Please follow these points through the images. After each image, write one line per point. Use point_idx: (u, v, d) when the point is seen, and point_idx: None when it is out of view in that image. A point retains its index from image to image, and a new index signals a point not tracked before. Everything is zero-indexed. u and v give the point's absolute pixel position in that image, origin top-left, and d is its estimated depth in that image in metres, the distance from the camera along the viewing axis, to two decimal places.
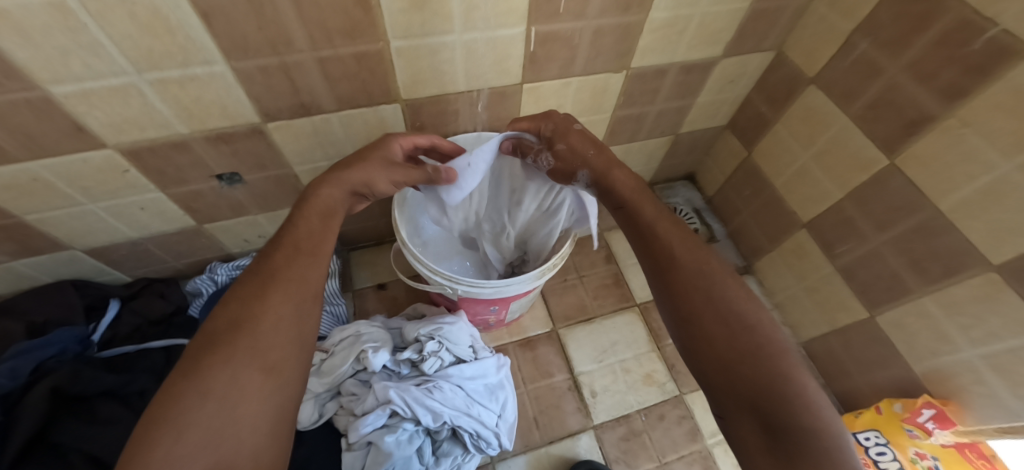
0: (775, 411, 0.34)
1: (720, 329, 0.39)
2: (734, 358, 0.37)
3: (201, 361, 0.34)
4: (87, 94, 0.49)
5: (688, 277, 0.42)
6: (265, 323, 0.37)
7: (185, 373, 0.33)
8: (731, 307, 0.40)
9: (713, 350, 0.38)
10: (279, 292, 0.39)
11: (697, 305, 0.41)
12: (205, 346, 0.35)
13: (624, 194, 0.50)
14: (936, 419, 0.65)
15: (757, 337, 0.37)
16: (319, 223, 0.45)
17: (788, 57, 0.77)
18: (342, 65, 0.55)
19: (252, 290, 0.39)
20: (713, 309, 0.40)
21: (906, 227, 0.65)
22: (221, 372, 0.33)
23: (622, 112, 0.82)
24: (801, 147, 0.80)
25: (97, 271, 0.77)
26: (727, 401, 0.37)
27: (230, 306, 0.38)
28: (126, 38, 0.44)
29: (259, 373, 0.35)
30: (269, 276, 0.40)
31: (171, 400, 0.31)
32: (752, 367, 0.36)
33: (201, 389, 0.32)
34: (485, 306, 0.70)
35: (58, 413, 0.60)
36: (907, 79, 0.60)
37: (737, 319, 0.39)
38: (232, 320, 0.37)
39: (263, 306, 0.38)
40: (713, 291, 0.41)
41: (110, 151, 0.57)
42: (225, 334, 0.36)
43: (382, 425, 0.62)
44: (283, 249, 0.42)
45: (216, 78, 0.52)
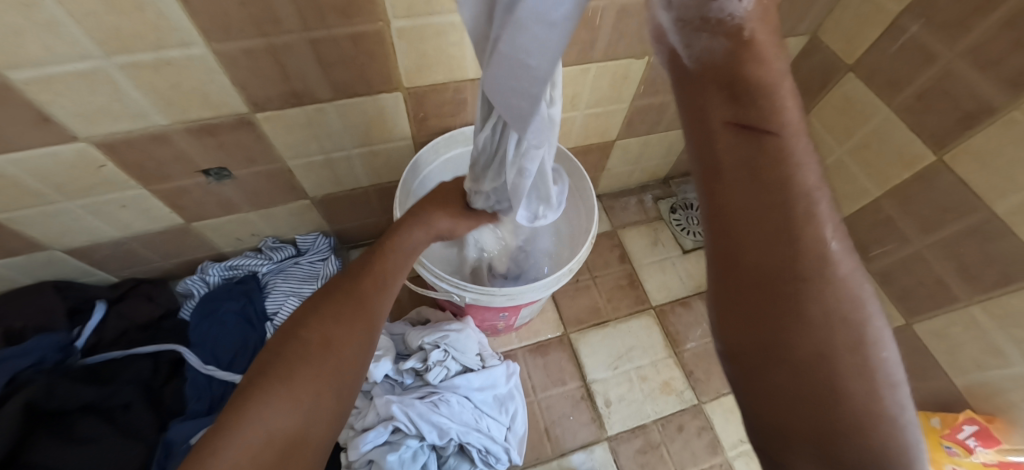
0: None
1: (847, 378, 0.21)
2: (827, 399, 0.22)
3: (293, 371, 0.35)
4: (50, 80, 0.43)
5: (804, 286, 0.21)
6: (349, 349, 0.38)
7: (275, 378, 0.34)
8: (866, 346, 0.21)
9: (813, 403, 0.22)
10: (365, 320, 0.41)
11: (817, 336, 0.21)
12: (297, 357, 0.36)
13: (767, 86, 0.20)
14: (979, 437, 0.60)
15: (863, 368, 0.21)
16: (402, 259, 0.48)
17: (825, 42, 0.70)
18: (337, 48, 0.49)
19: (345, 309, 0.40)
20: (846, 353, 0.21)
21: (955, 230, 0.59)
22: (309, 389, 0.34)
23: (642, 102, 0.76)
24: (836, 141, 0.74)
25: (81, 272, 0.72)
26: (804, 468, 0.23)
27: (320, 320, 0.39)
28: (89, 16, 0.38)
29: (335, 404, 0.36)
30: (358, 300, 0.41)
31: (262, 406, 0.32)
32: (871, 441, 0.21)
33: (290, 403, 0.33)
34: (494, 312, 0.65)
35: (33, 430, 0.56)
36: (965, 65, 0.54)
37: (844, 338, 0.21)
38: (326, 336, 0.38)
39: (350, 330, 0.39)
40: (825, 293, 0.21)
41: (82, 144, 0.51)
42: (317, 348, 0.37)
43: (384, 442, 0.58)
44: (372, 276, 0.44)
45: (196, 63, 0.46)
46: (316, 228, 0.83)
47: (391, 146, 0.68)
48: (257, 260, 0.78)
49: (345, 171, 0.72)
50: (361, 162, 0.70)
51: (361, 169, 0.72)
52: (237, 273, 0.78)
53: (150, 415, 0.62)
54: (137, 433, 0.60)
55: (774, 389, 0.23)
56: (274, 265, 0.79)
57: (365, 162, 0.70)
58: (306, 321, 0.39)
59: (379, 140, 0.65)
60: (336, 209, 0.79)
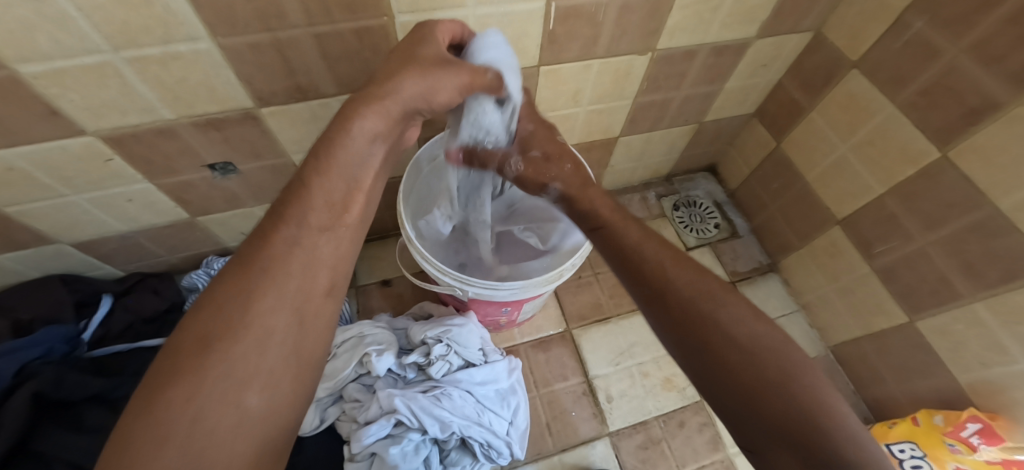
0: (818, 447, 0.27)
1: (737, 351, 0.32)
2: (749, 377, 0.31)
3: (158, 392, 0.27)
4: (59, 74, 0.44)
5: (686, 298, 0.36)
6: (248, 337, 0.31)
7: (134, 408, 0.26)
8: (744, 323, 0.34)
9: (730, 371, 0.31)
10: (272, 297, 0.33)
11: (712, 321, 0.34)
12: (168, 370, 0.28)
13: (602, 217, 0.47)
14: (982, 435, 0.60)
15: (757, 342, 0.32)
16: (338, 186, 0.38)
17: (829, 38, 0.70)
18: (342, 43, 0.50)
19: (235, 293, 0.32)
20: (734, 329, 0.33)
21: (959, 227, 0.59)
22: (184, 407, 0.27)
23: (645, 98, 0.76)
24: (839, 138, 0.74)
25: (88, 265, 0.72)
26: (761, 437, 0.30)
27: (211, 312, 0.31)
28: (98, 10, 0.39)
29: (235, 410, 0.29)
30: (263, 268, 0.33)
31: (121, 444, 0.25)
32: (779, 389, 0.30)
33: (158, 431, 0.25)
34: (497, 307, 0.65)
35: (42, 418, 0.57)
36: (970, 61, 0.54)
37: (736, 327, 0.33)
38: (202, 335, 0.30)
39: (246, 314, 0.31)
40: (711, 303, 0.35)
41: (91, 138, 0.52)
42: (195, 353, 0.29)
43: (386, 435, 0.58)
44: (286, 228, 0.35)
45: (202, 57, 0.46)
46: None
47: None
48: None
49: None
50: None
51: None
52: None
53: None
54: None
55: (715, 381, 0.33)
56: None
57: None
58: (186, 319, 0.31)
59: None
60: None
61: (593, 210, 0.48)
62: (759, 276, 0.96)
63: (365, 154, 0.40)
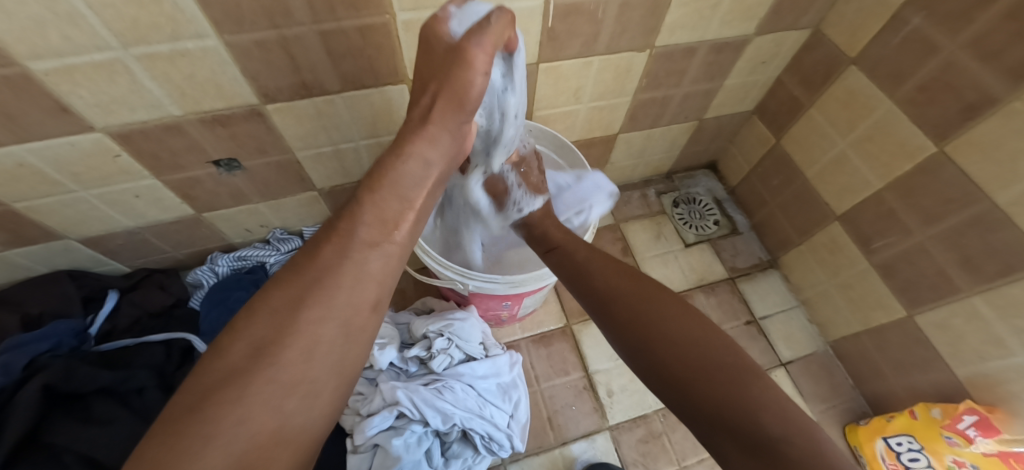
0: (738, 423, 0.33)
1: (661, 346, 0.40)
2: (678, 369, 0.38)
3: (208, 395, 0.28)
4: (70, 71, 0.45)
5: (622, 305, 0.44)
6: (296, 344, 0.31)
7: (182, 411, 0.27)
8: (678, 323, 0.41)
9: (669, 369, 0.38)
10: (323, 306, 0.33)
11: (649, 329, 0.41)
12: (217, 375, 0.29)
13: (556, 241, 0.57)
14: (978, 427, 0.60)
15: (680, 338, 0.39)
16: (394, 200, 0.39)
17: (828, 35, 0.70)
18: (346, 40, 0.50)
19: (288, 299, 0.33)
20: (669, 332, 0.40)
21: (957, 221, 0.60)
22: (228, 414, 0.27)
23: (645, 95, 0.76)
24: (838, 134, 0.74)
25: (95, 261, 0.74)
26: (698, 423, 0.36)
27: (263, 316, 0.32)
28: (108, 8, 0.40)
29: (275, 419, 0.29)
30: (318, 275, 0.34)
31: (174, 441, 0.26)
32: (708, 377, 0.36)
33: (203, 436, 0.26)
34: (498, 302, 0.66)
35: (51, 411, 0.58)
36: (967, 57, 0.54)
37: (667, 327, 0.41)
38: (256, 340, 0.31)
39: (294, 322, 0.32)
40: (645, 308, 0.43)
41: (99, 134, 0.53)
42: (248, 356, 0.30)
43: (389, 427, 0.59)
44: (341, 234, 0.36)
45: (209, 54, 0.47)
46: (322, 220, 0.84)
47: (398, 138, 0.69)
48: (266, 251, 0.80)
49: (351, 163, 0.73)
50: (368, 154, 0.71)
51: (367, 161, 0.73)
52: (246, 264, 0.79)
53: (162, 399, 0.63)
54: (150, 415, 0.61)
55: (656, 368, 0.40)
56: (282, 256, 0.80)
57: (372, 154, 0.71)
58: (239, 321, 0.32)
59: (385, 132, 0.67)
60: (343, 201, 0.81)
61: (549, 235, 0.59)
62: (759, 273, 0.96)
63: (418, 175, 0.41)
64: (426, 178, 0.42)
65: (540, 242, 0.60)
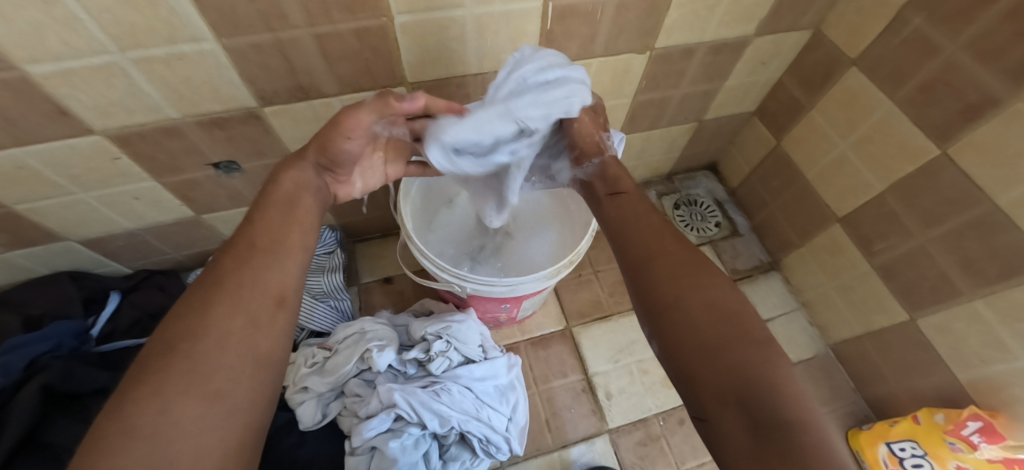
0: (760, 400, 0.29)
1: (701, 314, 0.34)
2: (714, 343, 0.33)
3: (126, 392, 0.28)
4: (68, 74, 0.45)
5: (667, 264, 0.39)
6: (210, 335, 0.32)
7: (108, 406, 0.28)
8: (716, 293, 0.36)
9: (694, 335, 0.34)
10: (227, 304, 0.34)
11: (683, 290, 0.36)
12: (135, 373, 0.29)
13: (623, 186, 0.48)
14: (983, 433, 0.59)
15: (728, 315, 0.34)
16: (279, 216, 0.41)
17: (828, 36, 0.70)
18: (342, 43, 0.50)
19: (191, 305, 0.33)
20: (706, 299, 0.35)
21: (958, 224, 0.59)
22: (151, 403, 0.28)
23: (644, 96, 0.76)
24: (839, 135, 0.74)
25: (96, 262, 0.74)
26: (707, 393, 0.32)
27: (174, 322, 0.32)
28: (105, 12, 0.40)
29: (200, 401, 0.29)
30: (213, 283, 0.35)
31: (94, 442, 0.26)
32: (736, 349, 0.32)
33: (126, 425, 0.26)
34: (496, 304, 0.66)
35: (50, 412, 0.58)
36: (968, 57, 0.54)
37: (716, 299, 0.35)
38: (167, 340, 0.31)
39: (201, 319, 0.32)
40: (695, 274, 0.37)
41: (98, 137, 0.53)
42: (160, 355, 0.30)
43: (387, 429, 0.59)
44: (232, 252, 0.37)
45: (206, 57, 0.48)
46: None
47: None
48: None
49: None
50: None
51: None
52: None
53: None
54: None
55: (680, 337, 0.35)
56: None
57: None
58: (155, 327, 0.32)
59: None
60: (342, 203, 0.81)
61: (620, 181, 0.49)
62: (759, 275, 0.96)
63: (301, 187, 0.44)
64: (299, 194, 0.44)
65: (601, 183, 0.50)
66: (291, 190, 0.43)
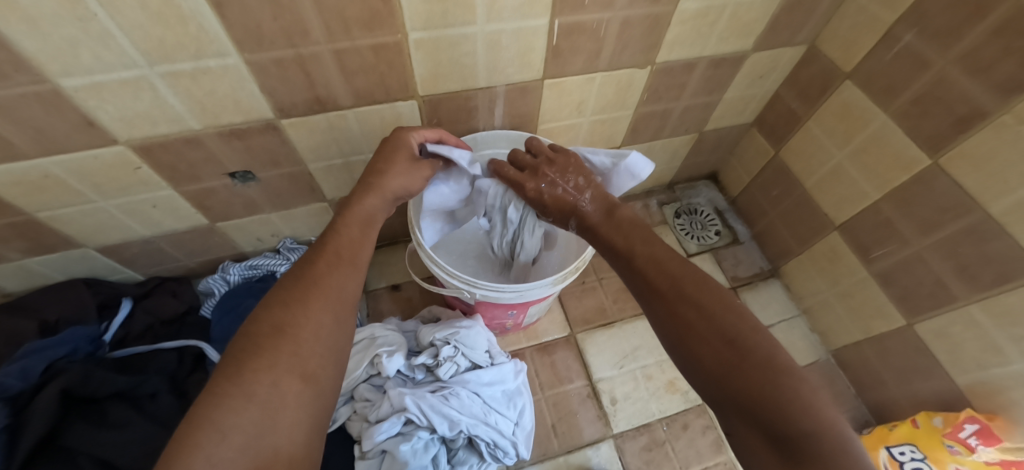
0: (770, 419, 0.31)
1: (704, 343, 0.36)
2: (722, 369, 0.34)
3: (245, 364, 0.32)
4: (98, 87, 0.47)
5: (665, 293, 0.40)
6: (309, 326, 0.36)
7: (226, 376, 0.31)
8: (714, 317, 0.37)
9: (700, 363, 0.36)
10: (323, 299, 0.38)
11: (685, 319, 0.38)
12: (252, 349, 0.33)
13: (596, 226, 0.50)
14: (980, 435, 0.61)
15: (730, 340, 0.35)
16: (359, 234, 0.46)
17: (823, 51, 0.73)
18: (359, 58, 0.53)
19: (298, 295, 0.37)
20: (708, 325, 0.36)
21: (952, 231, 0.61)
22: (265, 376, 0.32)
23: (646, 109, 0.78)
24: (835, 146, 0.76)
25: (111, 269, 0.75)
26: (730, 415, 0.34)
27: (280, 309, 0.36)
28: (137, 29, 0.42)
29: (300, 381, 0.33)
30: (314, 281, 0.39)
31: (217, 402, 0.30)
32: (740, 374, 0.33)
33: (246, 393, 0.31)
34: (503, 310, 0.67)
35: (67, 416, 0.60)
36: (957, 72, 0.56)
37: (717, 326, 0.36)
38: (277, 323, 0.35)
39: (305, 310, 0.36)
40: (692, 301, 0.38)
41: (122, 147, 0.55)
42: (270, 335, 0.34)
43: (397, 433, 0.60)
44: (326, 256, 0.41)
45: (230, 71, 0.50)
46: None
47: None
48: (276, 260, 0.81)
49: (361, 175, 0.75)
50: None
51: None
52: (257, 273, 0.81)
53: (173, 404, 0.65)
54: (163, 421, 0.63)
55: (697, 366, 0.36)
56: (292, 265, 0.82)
57: None
58: (258, 312, 0.36)
59: None
60: None
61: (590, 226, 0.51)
62: (760, 282, 0.97)
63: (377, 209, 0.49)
64: (376, 217, 0.48)
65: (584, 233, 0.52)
66: (367, 212, 0.48)
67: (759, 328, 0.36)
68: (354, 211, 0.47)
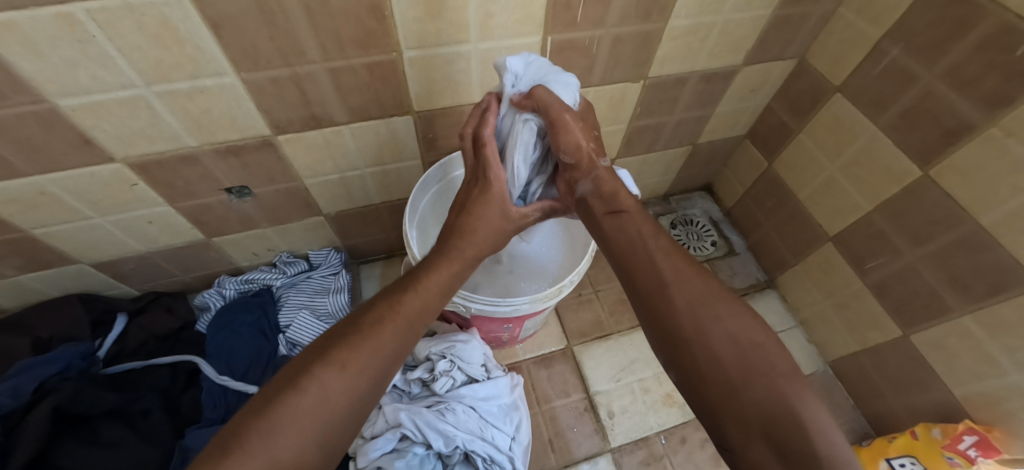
0: (789, 437, 0.30)
1: (720, 348, 0.35)
2: (739, 377, 0.33)
3: (282, 448, 0.29)
4: (96, 107, 0.48)
5: (681, 289, 0.38)
6: (355, 408, 0.34)
7: (260, 436, 0.29)
8: (739, 324, 0.36)
9: (718, 368, 0.34)
10: (377, 371, 0.35)
11: (703, 321, 0.36)
12: (295, 413, 0.31)
13: (621, 202, 0.47)
14: (979, 447, 0.60)
15: (749, 347, 0.34)
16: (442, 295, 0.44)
17: (812, 65, 0.74)
18: (354, 76, 0.53)
19: (364, 368, 0.35)
20: (725, 329, 0.36)
21: (944, 242, 0.61)
22: (296, 466, 0.29)
23: (640, 122, 0.79)
24: (827, 158, 0.77)
25: (106, 285, 0.75)
26: (733, 428, 0.32)
27: (326, 365, 0.34)
28: (135, 49, 0.43)
29: (325, 456, 0.31)
30: (376, 343, 0.36)
31: None
32: (763, 386, 0.32)
33: (274, 459, 0.29)
34: (499, 324, 0.67)
35: (58, 434, 0.59)
36: (943, 86, 0.57)
37: (738, 332, 0.35)
38: (332, 402, 0.32)
39: (361, 390, 0.34)
40: (709, 300, 0.37)
41: (119, 165, 0.55)
42: (320, 416, 0.31)
43: (391, 449, 0.60)
44: (398, 318, 0.38)
45: (226, 90, 0.50)
46: (328, 244, 0.86)
47: (401, 166, 0.72)
48: (272, 274, 0.82)
49: (357, 190, 0.75)
50: (373, 181, 0.74)
51: (372, 188, 0.75)
52: (252, 287, 0.82)
53: (166, 421, 0.65)
54: (154, 438, 0.63)
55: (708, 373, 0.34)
56: (288, 279, 0.83)
57: (377, 181, 0.74)
58: (313, 366, 0.33)
59: (390, 160, 0.69)
60: (348, 225, 0.83)
61: (615, 195, 0.48)
62: (757, 293, 0.97)
63: (459, 266, 0.46)
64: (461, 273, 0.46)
65: (598, 200, 0.49)
66: (453, 265, 0.45)
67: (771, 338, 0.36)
68: (443, 266, 0.44)
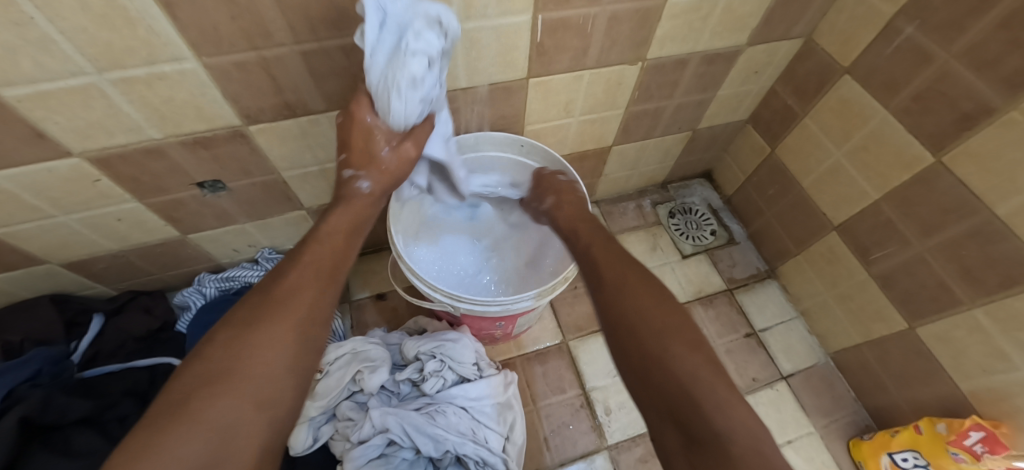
0: (690, 418, 0.34)
1: (635, 338, 0.40)
2: (648, 366, 0.38)
3: (194, 390, 0.32)
4: (44, 97, 0.43)
5: (609, 289, 0.46)
6: (268, 346, 0.36)
7: (174, 400, 0.31)
8: (658, 317, 0.41)
9: (634, 360, 0.40)
10: (282, 318, 0.38)
11: (624, 314, 0.42)
12: (199, 370, 0.33)
13: (572, 225, 0.58)
14: (986, 443, 0.59)
15: (660, 340, 0.39)
16: (343, 241, 0.47)
17: (820, 45, 0.70)
18: (329, 60, 0.49)
19: (259, 315, 0.37)
20: (640, 322, 0.41)
21: (956, 232, 0.59)
22: (214, 401, 0.31)
23: (638, 107, 0.75)
24: (833, 144, 0.73)
25: (80, 284, 0.72)
26: (652, 415, 0.37)
27: (228, 326, 0.36)
28: (81, 32, 0.38)
29: (250, 404, 0.33)
30: (280, 299, 0.39)
31: (164, 425, 0.29)
32: (668, 372, 0.37)
33: (193, 417, 0.30)
34: (491, 322, 0.64)
35: (30, 443, 0.57)
36: (962, 67, 0.53)
37: (650, 324, 0.41)
38: (232, 345, 0.35)
39: (267, 331, 0.36)
40: (628, 297, 0.43)
41: (77, 159, 0.51)
42: (229, 357, 0.34)
43: (379, 455, 0.58)
44: (299, 268, 0.42)
45: (188, 77, 0.46)
46: None
47: None
48: (253, 271, 0.78)
49: None
50: None
51: None
52: (233, 285, 0.78)
53: None
54: None
55: (632, 364, 0.40)
56: None
57: None
58: (216, 333, 0.36)
59: None
60: None
61: (563, 219, 0.60)
62: (757, 284, 0.95)
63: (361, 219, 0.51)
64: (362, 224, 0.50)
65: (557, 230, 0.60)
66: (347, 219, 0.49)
67: (680, 329, 0.40)
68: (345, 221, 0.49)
